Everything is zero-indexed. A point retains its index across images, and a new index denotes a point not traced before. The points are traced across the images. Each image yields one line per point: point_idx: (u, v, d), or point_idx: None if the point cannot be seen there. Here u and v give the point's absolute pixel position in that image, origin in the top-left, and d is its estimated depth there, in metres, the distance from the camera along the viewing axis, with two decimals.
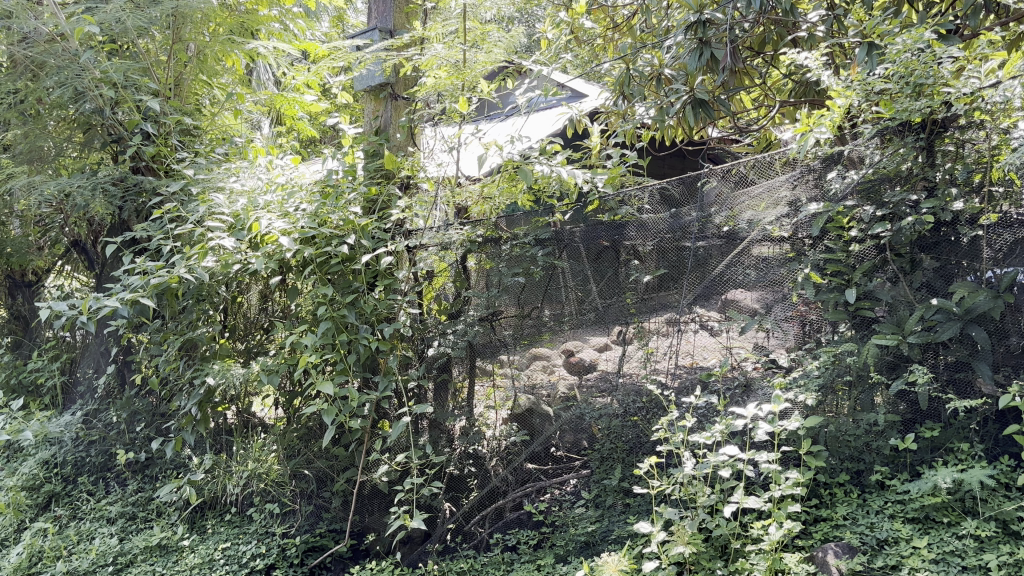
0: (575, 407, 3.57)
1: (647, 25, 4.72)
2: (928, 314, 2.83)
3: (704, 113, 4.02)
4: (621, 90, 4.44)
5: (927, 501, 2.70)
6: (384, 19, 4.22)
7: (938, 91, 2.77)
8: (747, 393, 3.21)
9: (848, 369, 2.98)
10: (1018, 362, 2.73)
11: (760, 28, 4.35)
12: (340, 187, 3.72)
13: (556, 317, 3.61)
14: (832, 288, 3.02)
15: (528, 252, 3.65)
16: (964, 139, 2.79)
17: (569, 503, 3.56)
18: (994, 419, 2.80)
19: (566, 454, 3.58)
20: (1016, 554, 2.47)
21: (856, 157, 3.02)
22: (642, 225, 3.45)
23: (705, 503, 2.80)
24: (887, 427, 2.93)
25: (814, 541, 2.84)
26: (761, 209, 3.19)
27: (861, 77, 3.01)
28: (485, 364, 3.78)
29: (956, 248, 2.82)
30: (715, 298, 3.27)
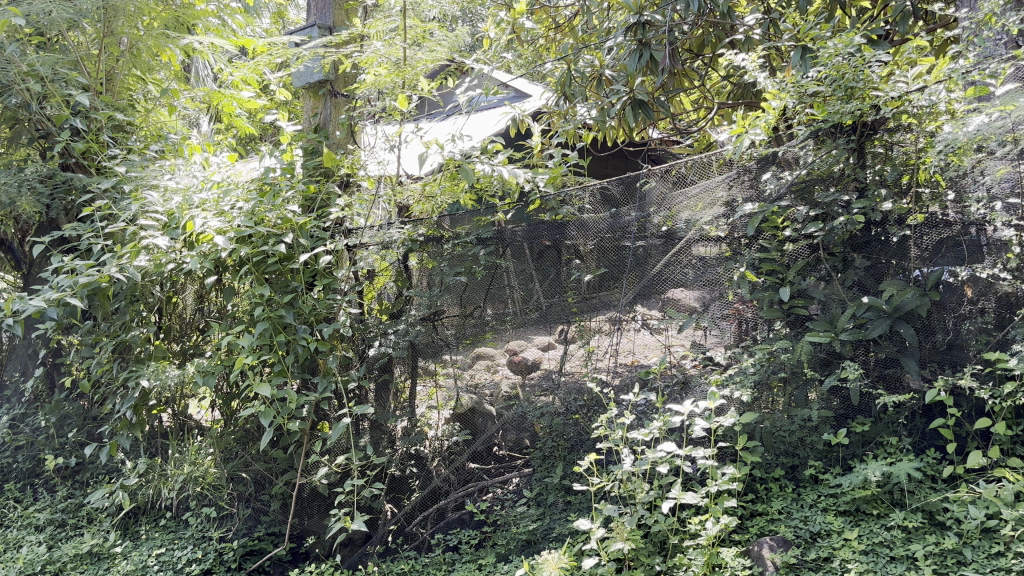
0: (517, 406, 3.56)
1: (589, 25, 4.75)
2: (860, 312, 2.92)
3: (644, 114, 4.06)
4: (563, 91, 4.47)
5: (858, 493, 2.77)
6: (324, 17, 4.18)
7: (868, 95, 2.86)
8: (685, 391, 3.25)
9: (782, 366, 3.03)
10: (944, 358, 2.86)
11: (699, 31, 4.44)
12: (278, 185, 3.68)
13: (498, 316, 3.63)
14: (767, 287, 3.08)
15: (469, 251, 3.65)
16: (892, 141, 2.87)
17: (511, 502, 3.55)
18: (921, 414, 2.91)
19: (508, 453, 3.58)
20: (942, 543, 2.55)
21: (791, 158, 3.08)
22: (582, 225, 3.48)
23: (644, 500, 2.83)
24: (820, 423, 3.01)
25: (750, 535, 2.87)
26: (698, 209, 3.25)
27: (794, 79, 3.05)
28: (427, 363, 3.75)
29: (886, 247, 2.92)
30: (654, 297, 3.31)
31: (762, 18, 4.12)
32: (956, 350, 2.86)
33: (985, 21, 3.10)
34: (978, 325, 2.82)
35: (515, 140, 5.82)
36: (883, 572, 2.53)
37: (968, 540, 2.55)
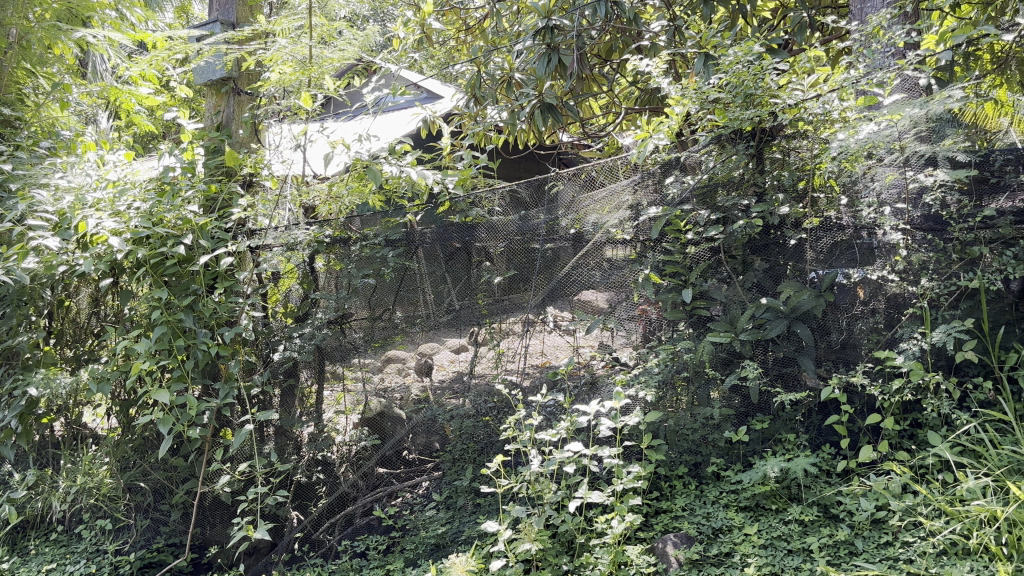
0: (427, 409, 3.53)
1: (500, 28, 4.75)
2: (758, 313, 3.02)
3: (553, 118, 4.08)
4: (472, 92, 4.47)
5: (758, 488, 2.84)
6: (227, 12, 4.06)
7: (766, 102, 2.96)
8: (592, 391, 3.29)
9: (685, 366, 3.10)
10: (838, 357, 2.98)
11: (606, 37, 4.54)
12: (178, 185, 3.55)
13: (408, 319, 3.59)
14: (670, 288, 3.15)
15: (378, 253, 3.60)
16: (790, 148, 2.98)
17: (420, 506, 3.50)
18: (817, 411, 3.02)
19: (418, 457, 3.54)
20: (835, 536, 2.64)
21: (692, 164, 3.18)
22: (492, 227, 3.48)
23: (551, 500, 2.85)
24: (722, 421, 3.09)
25: (654, 532, 2.91)
26: (605, 213, 3.29)
27: (696, 85, 3.12)
28: (335, 367, 3.69)
29: (783, 249, 3.03)
30: (563, 298, 3.33)
31: (667, 25, 4.20)
32: (849, 350, 2.98)
33: (874, 33, 3.24)
34: (868, 325, 2.96)
35: (425, 141, 5.78)
36: (781, 564, 2.60)
37: (860, 531, 2.66)
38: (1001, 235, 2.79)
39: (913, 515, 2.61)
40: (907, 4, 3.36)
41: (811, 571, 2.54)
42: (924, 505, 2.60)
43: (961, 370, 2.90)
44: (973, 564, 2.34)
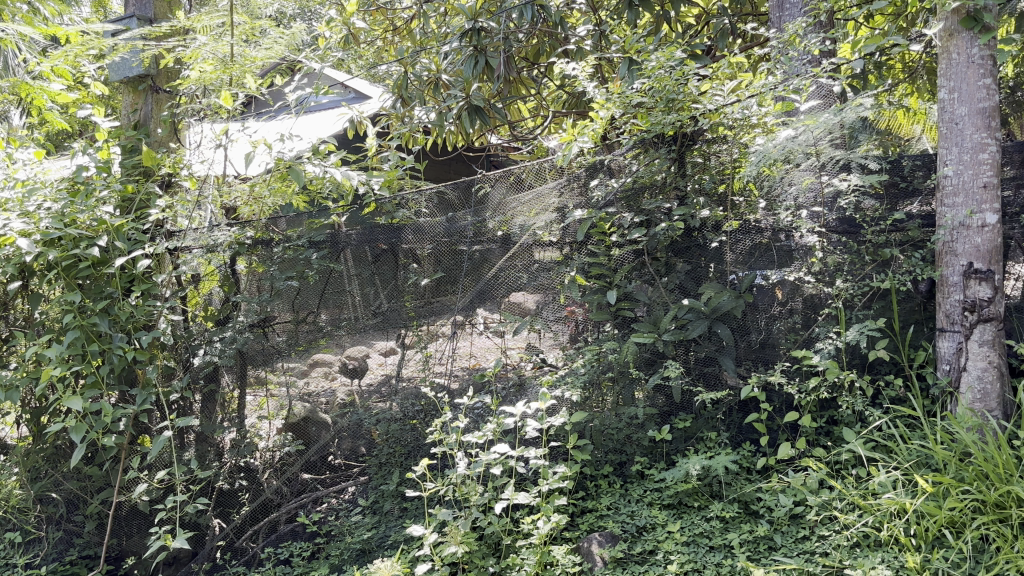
0: (352, 413, 3.49)
1: (427, 29, 4.73)
2: (680, 314, 3.07)
3: (480, 120, 4.08)
4: (399, 93, 4.42)
5: (680, 486, 2.90)
6: (143, 7, 3.91)
7: (687, 107, 3.02)
8: (520, 392, 3.29)
9: (610, 366, 3.15)
10: (757, 356, 3.07)
11: (534, 40, 4.54)
12: (91, 185, 3.41)
13: (333, 321, 3.55)
14: (595, 289, 3.20)
15: (302, 254, 3.56)
16: (710, 152, 3.09)
17: (346, 512, 3.44)
18: (738, 409, 3.11)
19: (344, 462, 3.50)
20: (755, 531, 2.70)
21: (616, 167, 3.22)
22: (418, 229, 3.46)
23: (477, 502, 2.83)
24: (645, 420, 3.15)
25: (580, 532, 2.92)
26: (532, 215, 3.30)
27: (620, 90, 3.15)
28: (258, 372, 3.62)
29: (705, 251, 3.11)
30: (491, 300, 3.34)
31: (593, 30, 4.24)
32: (768, 349, 3.06)
33: (791, 41, 3.33)
34: (786, 326, 3.04)
35: (351, 141, 5.70)
36: (703, 561, 2.63)
37: (779, 526, 2.72)
38: (909, 238, 2.95)
39: (828, 510, 2.68)
40: (823, 13, 3.46)
41: (732, 566, 2.58)
42: (838, 499, 2.68)
43: (874, 368, 3.02)
44: (885, 555, 2.41)
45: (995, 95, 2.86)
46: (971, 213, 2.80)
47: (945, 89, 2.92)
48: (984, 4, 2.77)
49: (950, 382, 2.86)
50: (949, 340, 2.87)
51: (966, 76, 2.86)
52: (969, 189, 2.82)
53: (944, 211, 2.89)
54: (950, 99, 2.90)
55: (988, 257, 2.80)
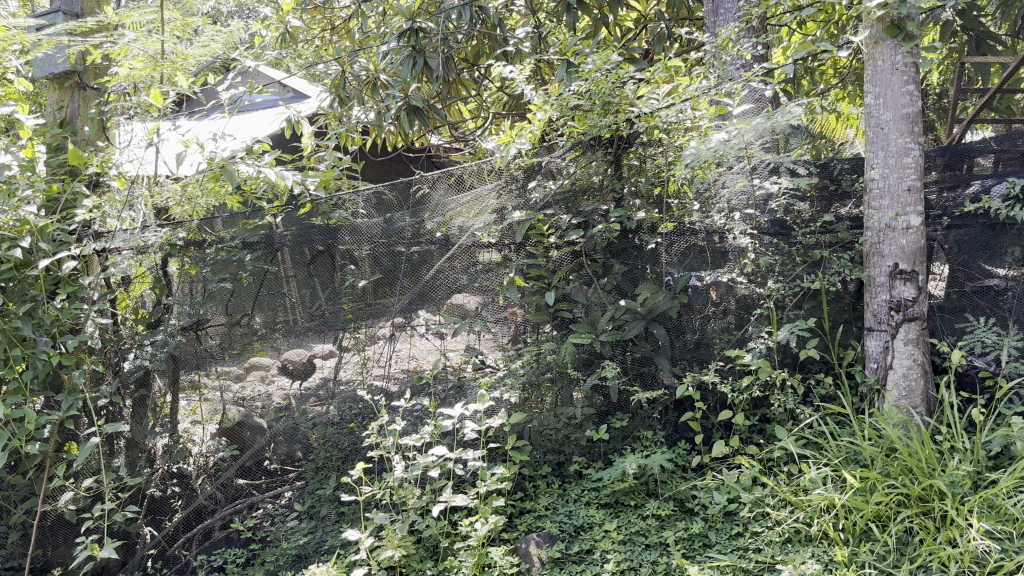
0: (288, 417, 3.44)
1: (365, 29, 4.69)
2: (617, 314, 3.10)
3: (418, 120, 4.07)
4: (337, 93, 4.38)
5: (617, 485, 2.92)
6: (70, 1, 3.79)
7: (623, 109, 3.06)
8: (458, 395, 3.29)
9: (549, 367, 3.16)
10: (692, 356, 3.13)
11: (474, 41, 4.57)
12: (13, 184, 3.25)
13: (268, 325, 3.51)
14: (534, 291, 3.21)
15: (235, 256, 3.49)
16: (646, 155, 3.14)
17: (282, 518, 3.34)
18: (672, 408, 3.18)
19: (280, 467, 3.45)
20: (690, 529, 2.74)
21: (553, 169, 3.25)
22: (355, 230, 3.41)
23: (415, 506, 2.80)
24: (584, 420, 3.17)
25: (518, 533, 2.90)
26: (470, 216, 3.31)
27: (557, 92, 3.17)
28: (191, 376, 3.54)
29: (641, 253, 3.15)
30: (431, 302, 3.33)
31: (531, 32, 4.25)
32: (702, 348, 3.13)
33: (724, 45, 3.40)
34: (720, 326, 3.13)
35: (289, 141, 5.62)
36: (639, 559, 2.65)
37: (713, 523, 2.76)
38: (839, 239, 3.05)
39: (760, 506, 2.73)
40: (755, 18, 3.52)
41: (667, 564, 2.60)
42: (770, 496, 2.74)
43: (805, 367, 3.10)
44: (814, 550, 2.46)
45: (917, 101, 2.95)
46: (896, 215, 2.88)
47: (871, 94, 3.00)
48: (907, 13, 2.85)
49: (877, 380, 2.95)
50: (877, 339, 2.95)
51: (891, 82, 2.94)
52: (894, 193, 2.90)
53: (870, 213, 2.97)
54: (876, 105, 2.99)
55: (913, 259, 2.89)
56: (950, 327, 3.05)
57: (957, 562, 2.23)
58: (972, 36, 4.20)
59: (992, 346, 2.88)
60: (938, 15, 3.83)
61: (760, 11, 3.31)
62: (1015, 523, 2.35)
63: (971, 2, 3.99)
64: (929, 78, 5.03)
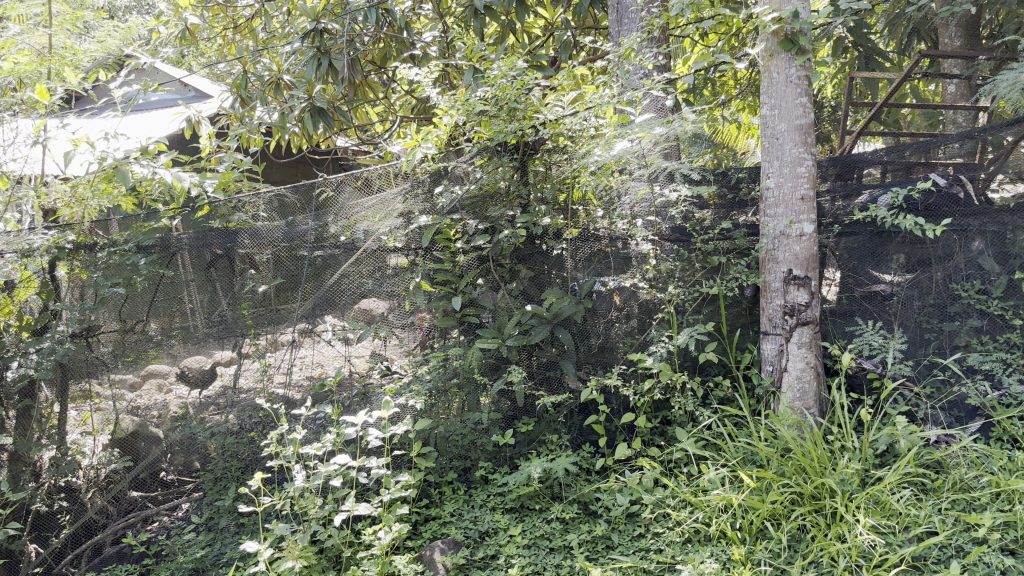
0: (185, 427, 3.33)
1: (268, 28, 4.58)
2: (523, 319, 3.16)
3: (323, 122, 4.00)
4: (238, 93, 4.28)
5: (522, 489, 2.94)
6: None
7: (528, 116, 3.09)
8: (363, 402, 3.24)
9: (456, 372, 3.17)
10: (597, 360, 3.21)
11: (380, 44, 4.51)
12: None
13: (164, 331, 3.37)
14: (440, 295, 3.21)
15: (128, 260, 3.35)
16: (551, 161, 3.22)
17: (178, 530, 3.20)
18: (577, 412, 3.24)
19: (177, 478, 3.33)
20: (593, 532, 2.76)
21: (460, 173, 3.27)
22: (254, 233, 3.33)
23: (316, 516, 2.72)
24: (490, 425, 3.19)
25: (423, 541, 2.85)
26: (376, 220, 3.25)
27: (463, 96, 3.16)
28: (82, 385, 3.37)
29: (547, 258, 3.24)
30: (336, 308, 3.27)
31: (438, 36, 4.22)
32: (606, 352, 3.21)
33: (627, 55, 3.45)
34: (623, 330, 3.21)
35: (188, 142, 5.47)
36: (543, 563, 2.64)
37: (616, 525, 2.80)
38: (736, 246, 3.17)
39: (662, 507, 2.79)
40: (657, 29, 3.58)
41: (571, 567, 2.60)
42: (671, 497, 2.80)
43: (705, 370, 3.20)
44: (713, 549, 2.51)
45: (810, 113, 3.06)
46: (790, 223, 2.99)
47: (767, 105, 3.09)
48: (800, 28, 2.94)
49: (773, 382, 3.05)
50: (772, 343, 3.05)
51: (785, 94, 3.04)
52: (788, 201, 3.00)
53: (766, 221, 3.08)
54: (772, 115, 3.07)
55: (805, 264, 3.00)
56: (841, 330, 3.17)
57: (845, 557, 2.32)
58: (862, 52, 4.37)
59: (878, 349, 3.04)
60: (830, 31, 3.99)
61: (661, 22, 3.38)
62: (898, 518, 2.46)
63: (861, 19, 4.16)
64: (823, 91, 5.22)
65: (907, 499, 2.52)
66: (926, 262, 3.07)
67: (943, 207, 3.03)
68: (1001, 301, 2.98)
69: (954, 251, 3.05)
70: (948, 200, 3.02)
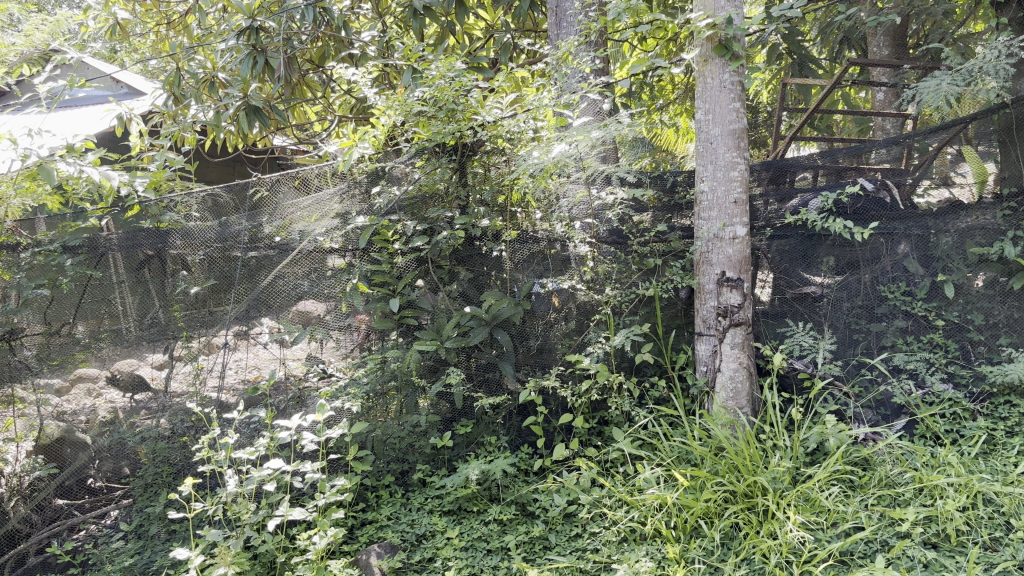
0: (114, 432, 3.19)
1: (202, 25, 4.47)
2: (463, 321, 3.16)
3: (258, 121, 3.92)
4: (171, 90, 4.18)
5: (460, 491, 2.94)
6: None
7: (467, 117, 3.10)
8: (298, 406, 3.20)
9: (393, 375, 3.14)
10: (536, 361, 3.24)
11: (319, 43, 4.44)
12: None
13: (92, 334, 3.23)
14: (378, 297, 3.18)
15: (53, 260, 3.16)
16: (490, 163, 3.25)
17: (105, 538, 3.08)
18: (517, 413, 3.27)
19: (105, 485, 3.19)
20: (530, 533, 2.77)
21: (399, 174, 3.25)
22: (186, 233, 3.23)
23: (250, 521, 2.65)
24: (428, 427, 3.19)
25: (359, 545, 2.80)
26: (312, 221, 3.21)
27: (400, 96, 3.15)
28: (4, 390, 3.18)
29: (487, 259, 3.25)
30: (270, 309, 3.21)
31: (376, 36, 4.16)
32: (545, 353, 3.25)
33: (565, 58, 3.46)
34: (562, 330, 3.25)
35: (119, 141, 5.35)
36: (480, 565, 2.63)
37: (553, 525, 2.81)
38: (671, 248, 3.26)
39: (598, 507, 2.81)
40: (594, 33, 3.59)
41: (508, 568, 2.60)
42: (608, 496, 2.82)
43: (641, 371, 3.25)
44: (648, 548, 2.54)
45: (743, 118, 3.11)
46: (724, 225, 3.04)
47: (701, 110, 3.14)
48: (734, 34, 2.98)
49: (707, 382, 3.10)
50: (706, 343, 3.11)
51: (719, 99, 3.08)
52: (722, 204, 3.06)
53: (700, 224, 3.13)
54: (707, 120, 3.11)
55: (738, 267, 3.05)
56: (773, 331, 3.24)
57: (776, 553, 2.36)
58: (795, 58, 4.40)
59: (808, 349, 3.12)
60: (763, 38, 4.06)
61: (599, 26, 3.40)
62: (826, 514, 2.52)
63: (794, 26, 4.24)
64: (758, 97, 5.31)
65: (836, 496, 2.59)
66: (854, 264, 3.15)
67: (871, 210, 3.12)
68: (924, 302, 3.10)
69: (881, 254, 3.13)
70: (875, 204, 3.12)
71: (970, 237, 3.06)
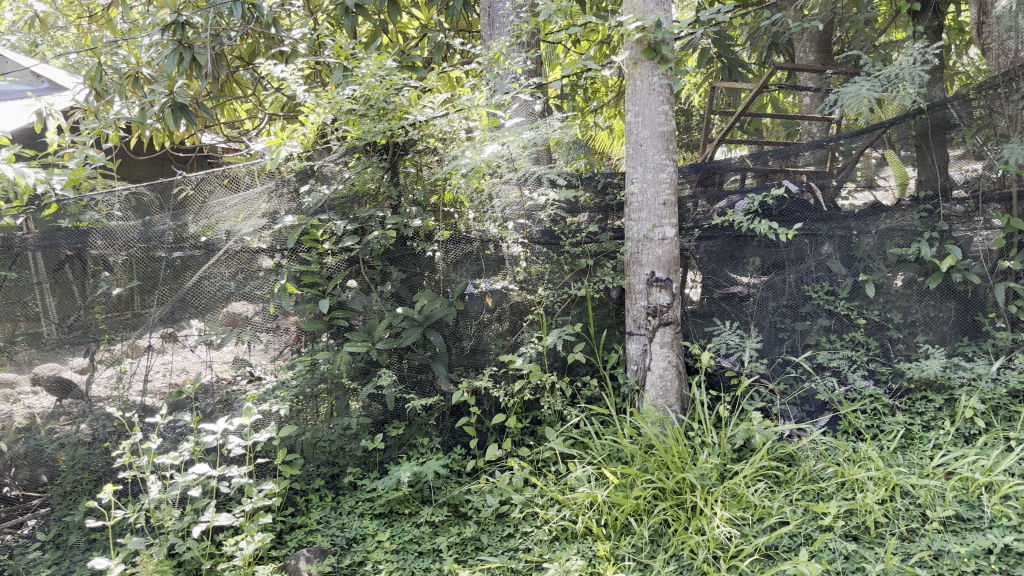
0: (29, 438, 3.01)
1: (125, 18, 4.34)
2: (395, 322, 3.15)
3: (184, 118, 3.82)
4: (93, 87, 4.02)
5: (391, 494, 2.91)
6: None
7: (398, 117, 3.09)
8: (225, 410, 3.10)
9: (324, 377, 3.12)
10: (468, 361, 3.25)
11: (249, 40, 4.38)
12: None
13: (5, 338, 2.99)
14: (306, 298, 3.15)
15: None
16: (422, 162, 3.27)
17: (22, 550, 2.91)
18: (449, 414, 3.27)
19: (22, 493, 3.00)
20: (462, 534, 2.77)
21: (329, 173, 3.23)
22: (108, 233, 3.05)
23: (173, 528, 2.60)
24: (359, 430, 3.16)
25: (288, 550, 2.76)
26: (239, 220, 3.14)
27: (330, 94, 3.11)
28: None
29: (419, 260, 3.24)
30: (197, 311, 3.11)
31: (307, 34, 4.09)
32: (479, 354, 3.25)
33: (497, 58, 3.46)
34: (495, 331, 3.27)
35: (37, 137, 5.14)
36: (411, 567, 2.62)
37: (485, 526, 2.81)
38: (603, 248, 3.31)
39: (530, 507, 2.82)
40: (526, 33, 3.58)
41: (439, 569, 2.59)
42: (540, 496, 2.83)
43: (573, 370, 3.28)
44: (580, 547, 2.55)
45: (672, 121, 3.16)
46: (654, 226, 3.08)
47: (631, 112, 3.17)
48: (663, 37, 3.01)
49: (637, 380, 3.13)
50: (636, 343, 3.13)
51: (648, 102, 3.11)
52: (651, 205, 3.10)
53: (631, 224, 3.16)
54: (635, 122, 3.15)
55: (667, 267, 3.10)
56: (701, 330, 3.29)
57: (703, 549, 2.40)
58: (725, 63, 4.49)
59: (734, 348, 3.18)
60: (692, 42, 4.12)
61: (530, 27, 3.41)
62: (752, 510, 2.58)
63: (723, 31, 4.31)
64: (690, 100, 5.39)
65: (762, 491, 2.65)
66: (779, 264, 3.24)
67: (796, 212, 3.22)
68: (847, 301, 3.18)
69: (806, 254, 3.22)
70: (799, 206, 3.22)
71: (890, 238, 3.15)
